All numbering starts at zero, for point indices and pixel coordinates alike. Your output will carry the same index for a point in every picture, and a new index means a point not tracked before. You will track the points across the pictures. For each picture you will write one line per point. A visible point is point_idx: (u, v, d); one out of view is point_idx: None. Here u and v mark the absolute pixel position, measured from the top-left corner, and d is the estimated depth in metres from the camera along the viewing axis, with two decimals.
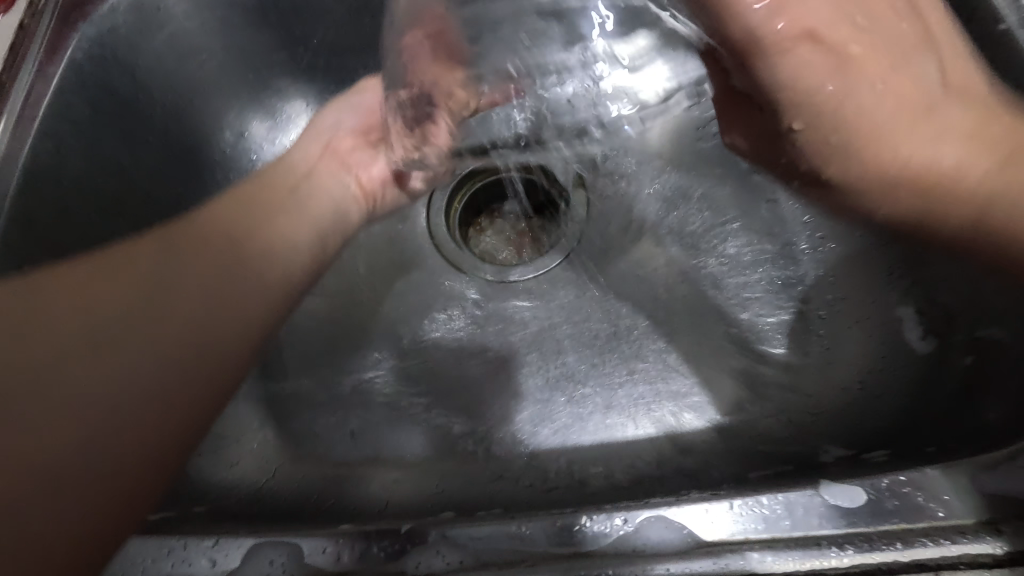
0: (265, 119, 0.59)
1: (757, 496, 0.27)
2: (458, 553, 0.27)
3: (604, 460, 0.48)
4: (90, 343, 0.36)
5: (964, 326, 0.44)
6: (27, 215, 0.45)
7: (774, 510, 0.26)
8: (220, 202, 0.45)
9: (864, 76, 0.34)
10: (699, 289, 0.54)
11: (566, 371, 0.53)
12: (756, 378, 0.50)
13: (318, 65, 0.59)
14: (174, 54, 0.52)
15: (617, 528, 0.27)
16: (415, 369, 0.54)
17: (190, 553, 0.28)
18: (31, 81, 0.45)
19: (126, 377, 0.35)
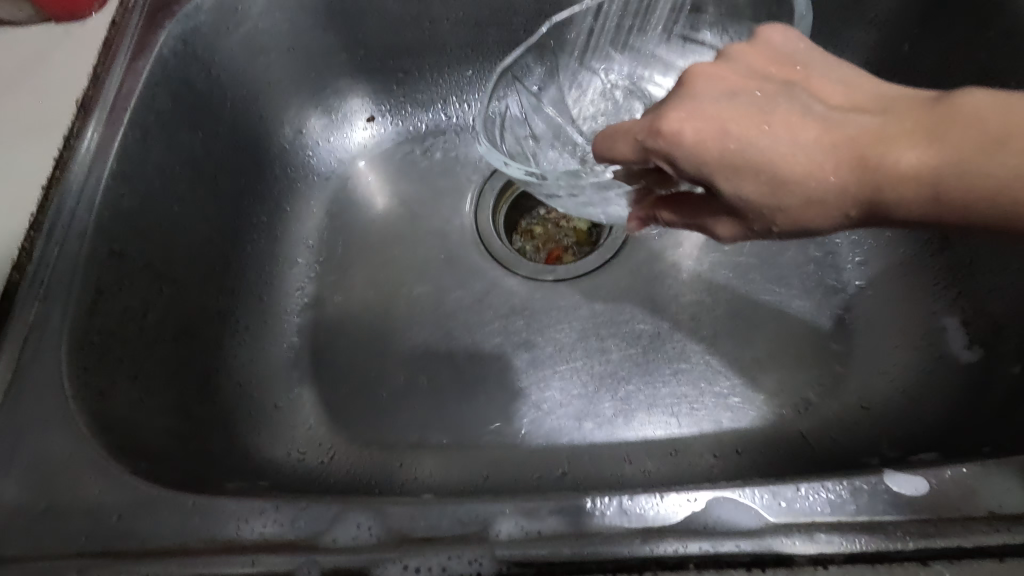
0: (325, 116, 0.64)
1: (820, 482, 0.28)
2: (535, 524, 0.29)
3: (648, 457, 0.50)
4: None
5: (1010, 336, 0.43)
6: (119, 199, 0.46)
7: (839, 495, 0.28)
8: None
9: (759, 121, 0.31)
10: (741, 294, 0.55)
11: (610, 368, 0.54)
12: (801, 380, 0.51)
13: (376, 68, 0.63)
14: (248, 52, 0.55)
15: (684, 508, 0.28)
16: (464, 360, 0.56)
17: (280, 515, 0.30)
18: (122, 73, 0.48)
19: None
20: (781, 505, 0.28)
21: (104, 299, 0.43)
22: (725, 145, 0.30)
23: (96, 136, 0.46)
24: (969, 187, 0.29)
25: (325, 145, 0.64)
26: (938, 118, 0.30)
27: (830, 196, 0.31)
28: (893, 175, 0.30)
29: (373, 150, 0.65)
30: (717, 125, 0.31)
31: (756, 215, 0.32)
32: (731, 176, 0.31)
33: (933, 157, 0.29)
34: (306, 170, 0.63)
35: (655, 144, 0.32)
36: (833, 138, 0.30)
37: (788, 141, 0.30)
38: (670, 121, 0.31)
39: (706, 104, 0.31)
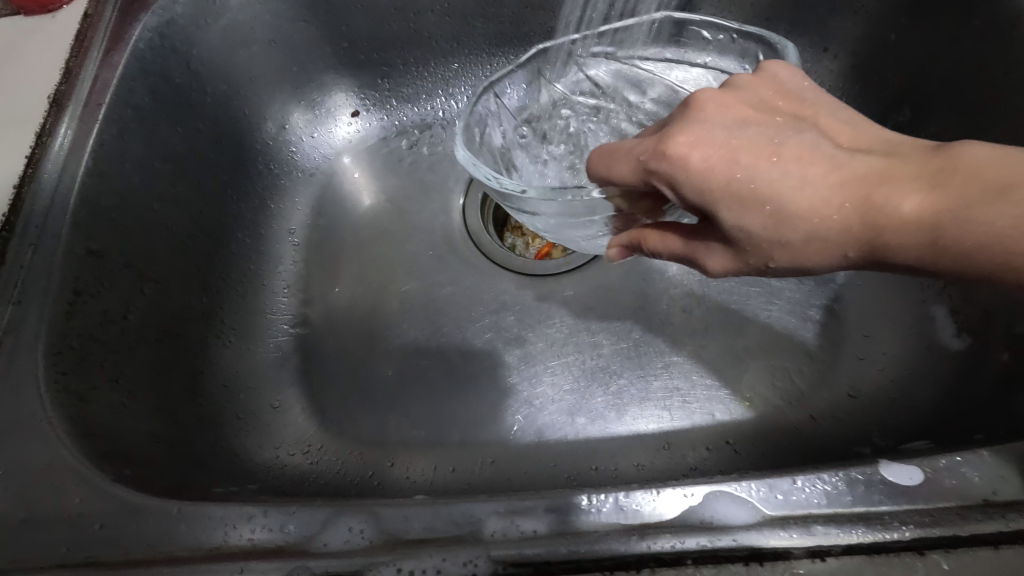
0: (309, 111, 0.62)
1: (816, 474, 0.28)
2: (532, 523, 0.29)
3: (641, 450, 0.49)
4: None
5: (998, 323, 0.43)
6: (94, 197, 0.44)
7: (837, 486, 0.28)
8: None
9: (766, 150, 0.31)
10: (730, 286, 0.55)
11: (602, 363, 0.54)
12: (791, 372, 0.51)
13: (360, 61, 0.61)
14: (228, 45, 0.54)
15: (680, 503, 0.28)
16: (454, 357, 0.55)
17: (270, 520, 0.30)
18: (97, 67, 0.47)
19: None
20: (778, 498, 0.27)
21: (82, 301, 0.42)
22: (733, 172, 0.31)
23: (71, 133, 0.44)
24: (966, 236, 0.28)
25: (309, 140, 0.63)
26: (940, 169, 0.29)
27: (833, 234, 0.31)
28: (894, 221, 0.30)
29: (359, 144, 0.64)
30: (724, 154, 0.31)
31: (754, 246, 0.33)
32: (734, 206, 0.31)
33: (933, 205, 0.29)
34: (290, 166, 0.62)
35: (660, 166, 0.32)
36: (839, 175, 0.30)
37: (795, 173, 0.31)
38: (678, 144, 0.31)
39: (718, 132, 0.32)
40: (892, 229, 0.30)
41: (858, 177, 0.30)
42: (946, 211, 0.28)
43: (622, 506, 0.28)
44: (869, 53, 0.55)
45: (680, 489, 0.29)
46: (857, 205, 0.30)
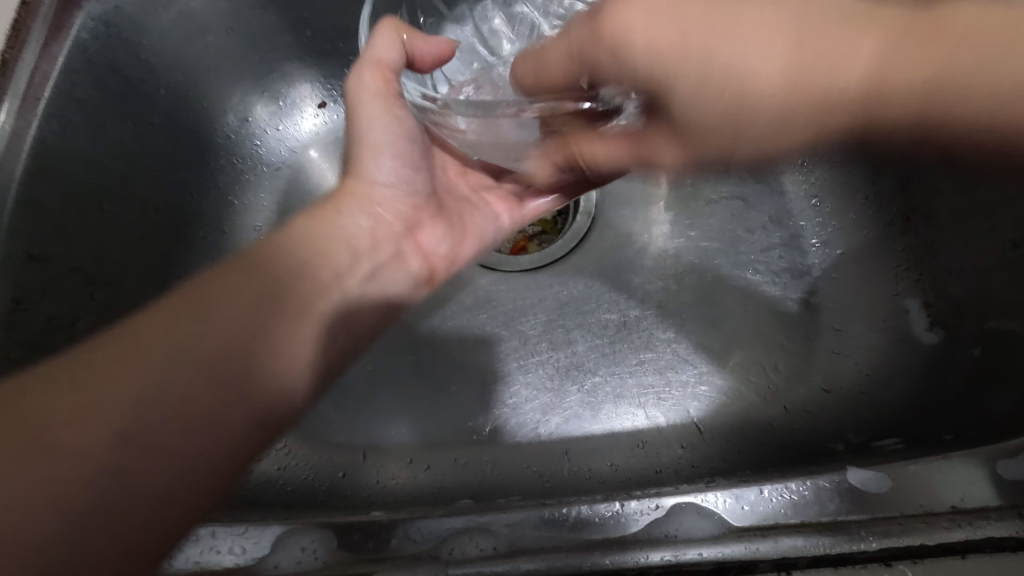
0: (273, 102, 0.60)
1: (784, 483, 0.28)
2: (492, 540, 0.28)
3: (616, 450, 0.48)
4: (96, 377, 0.30)
5: (972, 317, 0.43)
6: (35, 200, 0.43)
7: (803, 494, 0.27)
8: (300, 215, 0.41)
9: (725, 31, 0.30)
10: (705, 281, 0.54)
11: (576, 361, 0.53)
12: (766, 367, 0.50)
13: (325, 50, 0.59)
14: (181, 34, 0.51)
15: (647, 514, 0.28)
16: (426, 357, 0.54)
17: (218, 540, 0.28)
18: (36, 57, 0.44)
19: (176, 404, 0.31)
20: (745, 509, 0.27)
21: (24, 307, 0.42)
22: (688, 54, 0.30)
23: (8, 129, 0.42)
24: (903, 101, 0.31)
25: (273, 133, 0.60)
26: (908, 26, 0.29)
27: (790, 120, 0.32)
28: (842, 95, 0.31)
29: (326, 137, 0.62)
30: (677, 36, 0.30)
31: (716, 137, 0.34)
32: (691, 100, 0.32)
33: (879, 74, 0.30)
34: (253, 160, 0.59)
35: (598, 51, 0.33)
36: (809, 46, 0.29)
37: (763, 50, 0.30)
38: (617, 28, 0.32)
39: (665, 8, 0.31)
40: (844, 103, 0.31)
41: (830, 43, 0.29)
42: (887, 84, 0.30)
43: (584, 519, 0.28)
44: None
45: (647, 499, 0.28)
46: (828, 84, 0.30)
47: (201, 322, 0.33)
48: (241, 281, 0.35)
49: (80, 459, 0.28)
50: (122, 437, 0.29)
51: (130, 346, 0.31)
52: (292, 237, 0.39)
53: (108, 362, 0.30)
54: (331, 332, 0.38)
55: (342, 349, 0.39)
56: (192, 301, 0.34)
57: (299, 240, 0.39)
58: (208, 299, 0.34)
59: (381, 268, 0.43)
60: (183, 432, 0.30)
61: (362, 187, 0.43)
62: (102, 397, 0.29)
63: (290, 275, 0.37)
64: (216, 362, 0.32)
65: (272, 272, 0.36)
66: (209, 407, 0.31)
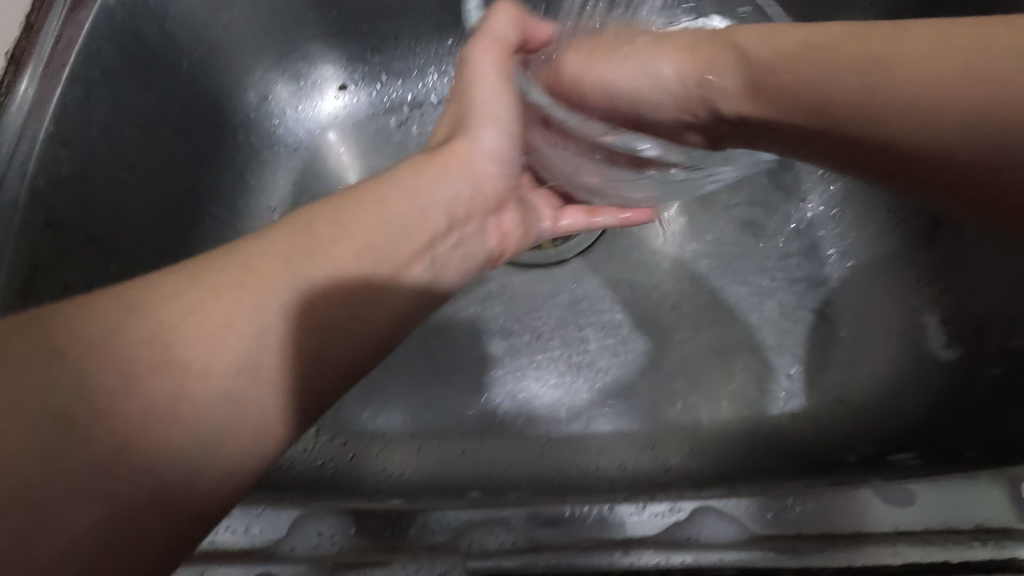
0: (294, 82, 0.59)
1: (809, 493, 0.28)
2: (511, 535, 0.27)
3: (626, 449, 0.48)
4: (182, 330, 0.25)
5: (993, 337, 0.42)
6: (56, 166, 0.42)
7: (828, 504, 0.27)
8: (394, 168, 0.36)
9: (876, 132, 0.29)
10: (721, 285, 0.54)
11: (589, 359, 0.53)
12: (779, 376, 0.50)
13: (348, 31, 0.58)
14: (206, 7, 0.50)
15: (668, 517, 0.28)
16: (438, 346, 0.53)
17: (234, 520, 0.28)
18: (61, 22, 0.43)
19: (252, 375, 0.26)
20: (769, 516, 0.27)
21: (40, 275, 0.41)
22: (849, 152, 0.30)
23: (31, 94, 0.41)
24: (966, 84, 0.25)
25: (292, 112, 0.59)
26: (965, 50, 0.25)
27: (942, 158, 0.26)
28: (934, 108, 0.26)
29: (344, 119, 0.61)
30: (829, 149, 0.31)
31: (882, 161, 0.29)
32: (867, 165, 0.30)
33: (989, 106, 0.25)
34: (271, 139, 0.59)
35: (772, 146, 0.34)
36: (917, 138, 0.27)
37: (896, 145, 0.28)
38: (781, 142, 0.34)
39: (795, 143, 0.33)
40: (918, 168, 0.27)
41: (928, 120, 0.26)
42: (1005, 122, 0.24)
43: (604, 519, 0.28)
44: None
45: (668, 503, 0.28)
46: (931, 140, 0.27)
47: (286, 279, 0.28)
48: (317, 242, 0.30)
49: (156, 427, 0.23)
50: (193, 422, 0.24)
51: (207, 298, 0.26)
52: (385, 191, 0.34)
53: (188, 312, 0.25)
54: (412, 312, 0.34)
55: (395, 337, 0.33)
56: (276, 249, 0.29)
57: (393, 190, 0.34)
58: (284, 255, 0.29)
59: (465, 236, 0.38)
60: (250, 419, 0.26)
61: (462, 148, 0.38)
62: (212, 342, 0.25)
63: (386, 240, 0.32)
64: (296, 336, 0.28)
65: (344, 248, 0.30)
66: (285, 381, 0.27)
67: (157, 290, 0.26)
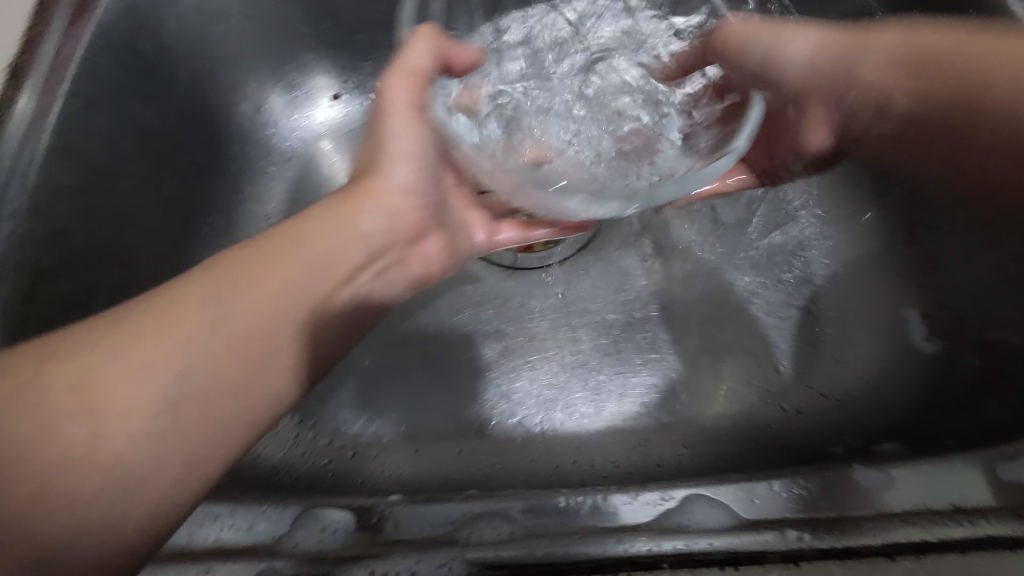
0: (287, 92, 0.60)
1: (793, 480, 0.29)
2: (508, 525, 0.28)
3: (620, 447, 0.49)
4: (77, 393, 0.29)
5: (971, 328, 0.45)
6: (57, 177, 0.43)
7: (812, 490, 0.29)
8: (306, 209, 0.41)
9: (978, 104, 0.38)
10: (708, 285, 0.55)
11: (582, 359, 0.54)
12: (767, 371, 0.51)
13: (341, 42, 0.59)
14: (203, 20, 0.51)
15: (660, 505, 0.29)
16: (433, 349, 0.54)
17: (240, 519, 0.29)
18: (60, 36, 0.44)
19: (171, 406, 0.31)
20: (755, 502, 0.28)
21: (41, 286, 0.42)
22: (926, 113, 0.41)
23: (31, 106, 0.42)
24: None
25: (285, 122, 0.60)
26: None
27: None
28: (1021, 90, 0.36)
29: (337, 129, 0.62)
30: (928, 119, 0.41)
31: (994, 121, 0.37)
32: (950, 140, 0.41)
33: None
34: (265, 148, 0.60)
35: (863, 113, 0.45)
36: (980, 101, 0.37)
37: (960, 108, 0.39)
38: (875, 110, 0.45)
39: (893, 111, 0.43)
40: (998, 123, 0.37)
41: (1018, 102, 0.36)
42: None
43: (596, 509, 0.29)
44: None
45: (659, 492, 0.30)
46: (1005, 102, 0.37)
47: (175, 332, 0.32)
48: (233, 286, 0.35)
49: (66, 475, 0.28)
50: (110, 453, 0.29)
51: (104, 359, 0.30)
52: (301, 230, 0.39)
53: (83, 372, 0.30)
54: (338, 339, 0.40)
55: (330, 356, 0.39)
56: (158, 313, 0.32)
57: (309, 228, 0.39)
58: (206, 297, 0.34)
59: (392, 265, 0.45)
60: (167, 452, 0.30)
61: (376, 186, 0.42)
62: (138, 372, 0.31)
63: (302, 278, 0.37)
64: (207, 378, 0.32)
65: (256, 294, 0.35)
66: (183, 419, 0.31)
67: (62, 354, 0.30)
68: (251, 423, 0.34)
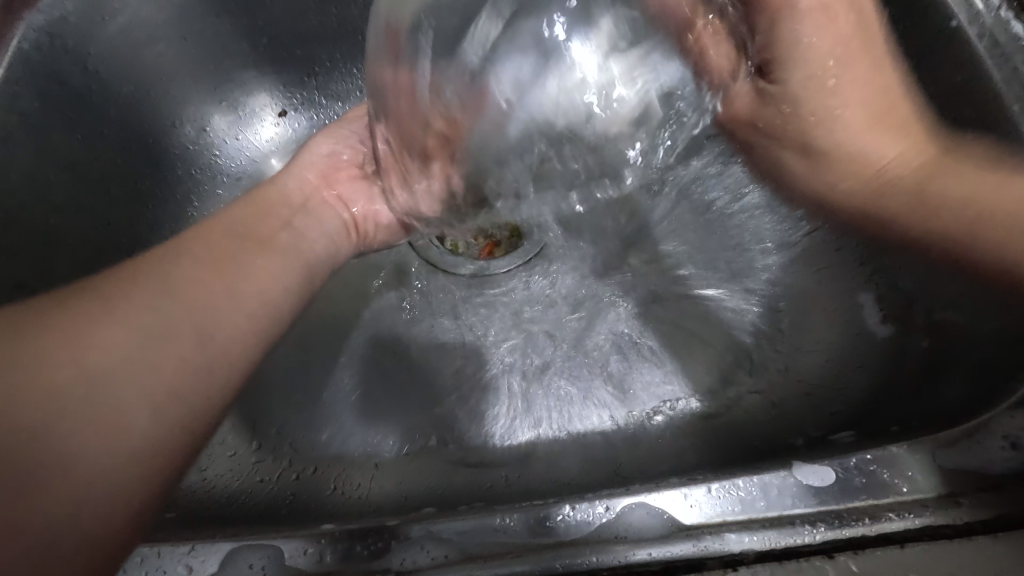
0: (230, 111, 0.58)
1: (733, 480, 0.29)
2: (442, 548, 0.28)
3: (582, 452, 0.48)
4: (61, 340, 0.28)
5: (919, 310, 0.45)
6: None
7: (750, 492, 0.28)
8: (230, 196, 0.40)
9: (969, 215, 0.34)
10: (667, 282, 0.55)
11: (544, 365, 0.53)
12: (729, 366, 0.51)
13: (283, 58, 0.58)
14: (130, 45, 0.50)
15: (598, 515, 0.29)
16: (393, 364, 0.53)
17: (165, 560, 0.29)
18: None
19: (155, 335, 0.30)
20: (693, 507, 0.28)
21: None
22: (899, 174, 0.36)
23: None
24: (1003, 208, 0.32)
25: (231, 143, 0.59)
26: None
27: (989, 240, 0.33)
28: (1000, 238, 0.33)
29: (285, 146, 0.61)
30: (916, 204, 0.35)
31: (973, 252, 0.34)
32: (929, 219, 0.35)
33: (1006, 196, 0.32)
34: (212, 170, 0.58)
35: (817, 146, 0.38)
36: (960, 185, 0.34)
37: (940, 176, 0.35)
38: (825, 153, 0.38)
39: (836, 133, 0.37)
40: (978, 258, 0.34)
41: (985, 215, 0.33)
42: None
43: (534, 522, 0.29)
44: None
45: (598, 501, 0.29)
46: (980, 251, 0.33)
47: (137, 288, 0.31)
48: (187, 238, 0.36)
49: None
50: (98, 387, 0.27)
51: (62, 320, 0.29)
52: (232, 206, 0.40)
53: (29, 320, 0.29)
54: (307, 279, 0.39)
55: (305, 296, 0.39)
56: (122, 277, 0.32)
57: (239, 204, 0.40)
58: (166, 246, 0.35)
59: (316, 228, 0.42)
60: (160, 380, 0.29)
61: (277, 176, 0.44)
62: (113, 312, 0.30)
63: (248, 227, 0.38)
64: (185, 299, 0.32)
65: (208, 240, 0.36)
66: (145, 345, 0.29)
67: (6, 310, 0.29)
68: (233, 370, 0.33)
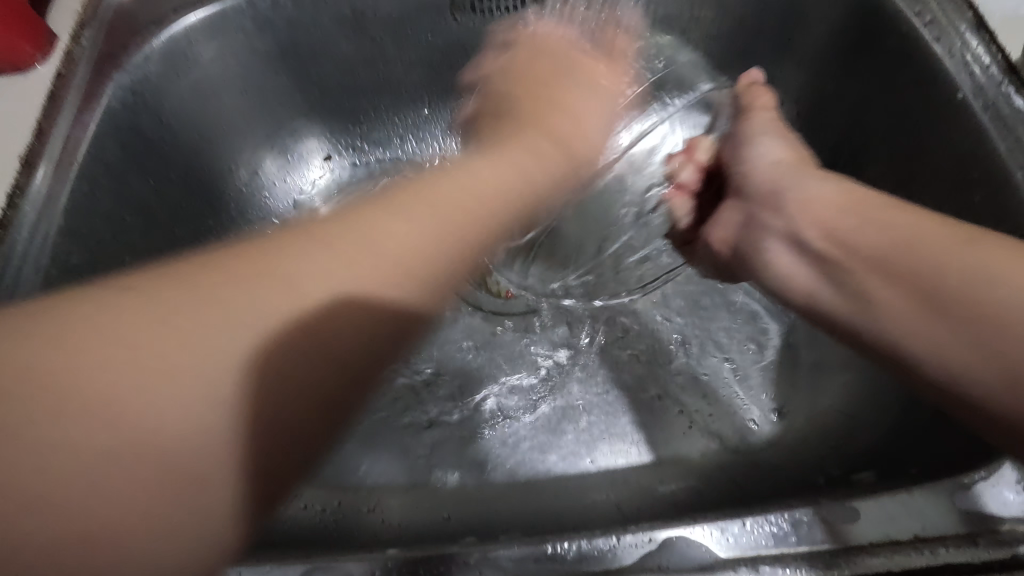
0: (280, 158, 0.63)
1: (764, 515, 0.32)
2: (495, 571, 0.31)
3: (607, 483, 0.50)
4: (170, 341, 0.25)
5: None
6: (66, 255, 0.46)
7: (781, 527, 0.31)
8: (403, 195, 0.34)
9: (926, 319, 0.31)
10: (688, 322, 0.58)
11: (571, 400, 0.56)
12: (749, 404, 0.54)
13: (331, 109, 0.62)
14: (200, 97, 0.55)
15: (643, 547, 0.31)
16: (430, 396, 0.56)
17: None
18: (68, 124, 0.47)
19: (260, 352, 0.27)
20: (730, 540, 0.31)
21: None
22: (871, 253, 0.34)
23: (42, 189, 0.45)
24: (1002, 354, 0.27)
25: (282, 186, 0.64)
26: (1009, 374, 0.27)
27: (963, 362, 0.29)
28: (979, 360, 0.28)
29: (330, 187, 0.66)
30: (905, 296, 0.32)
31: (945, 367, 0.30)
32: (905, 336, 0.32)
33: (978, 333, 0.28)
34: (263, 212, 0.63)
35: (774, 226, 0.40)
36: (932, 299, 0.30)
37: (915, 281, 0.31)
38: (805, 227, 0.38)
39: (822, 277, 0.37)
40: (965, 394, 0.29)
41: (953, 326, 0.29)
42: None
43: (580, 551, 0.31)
44: (812, 104, 0.56)
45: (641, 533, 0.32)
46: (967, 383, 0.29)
47: (261, 288, 0.28)
48: (339, 238, 0.30)
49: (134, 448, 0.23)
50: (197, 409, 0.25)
51: (168, 322, 0.26)
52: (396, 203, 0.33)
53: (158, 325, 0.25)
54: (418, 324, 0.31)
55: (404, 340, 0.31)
56: (247, 271, 0.28)
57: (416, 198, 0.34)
58: (288, 246, 0.29)
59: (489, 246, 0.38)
60: (251, 416, 0.26)
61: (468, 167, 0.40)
62: (223, 321, 0.26)
63: (395, 244, 0.31)
64: (301, 319, 0.28)
65: (370, 248, 0.30)
66: (282, 375, 0.27)
67: (138, 291, 0.26)
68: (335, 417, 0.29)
